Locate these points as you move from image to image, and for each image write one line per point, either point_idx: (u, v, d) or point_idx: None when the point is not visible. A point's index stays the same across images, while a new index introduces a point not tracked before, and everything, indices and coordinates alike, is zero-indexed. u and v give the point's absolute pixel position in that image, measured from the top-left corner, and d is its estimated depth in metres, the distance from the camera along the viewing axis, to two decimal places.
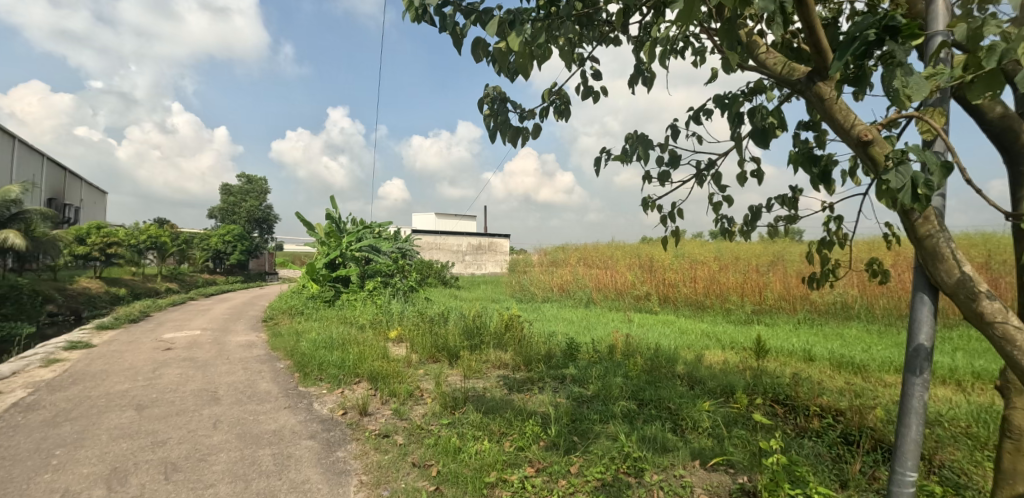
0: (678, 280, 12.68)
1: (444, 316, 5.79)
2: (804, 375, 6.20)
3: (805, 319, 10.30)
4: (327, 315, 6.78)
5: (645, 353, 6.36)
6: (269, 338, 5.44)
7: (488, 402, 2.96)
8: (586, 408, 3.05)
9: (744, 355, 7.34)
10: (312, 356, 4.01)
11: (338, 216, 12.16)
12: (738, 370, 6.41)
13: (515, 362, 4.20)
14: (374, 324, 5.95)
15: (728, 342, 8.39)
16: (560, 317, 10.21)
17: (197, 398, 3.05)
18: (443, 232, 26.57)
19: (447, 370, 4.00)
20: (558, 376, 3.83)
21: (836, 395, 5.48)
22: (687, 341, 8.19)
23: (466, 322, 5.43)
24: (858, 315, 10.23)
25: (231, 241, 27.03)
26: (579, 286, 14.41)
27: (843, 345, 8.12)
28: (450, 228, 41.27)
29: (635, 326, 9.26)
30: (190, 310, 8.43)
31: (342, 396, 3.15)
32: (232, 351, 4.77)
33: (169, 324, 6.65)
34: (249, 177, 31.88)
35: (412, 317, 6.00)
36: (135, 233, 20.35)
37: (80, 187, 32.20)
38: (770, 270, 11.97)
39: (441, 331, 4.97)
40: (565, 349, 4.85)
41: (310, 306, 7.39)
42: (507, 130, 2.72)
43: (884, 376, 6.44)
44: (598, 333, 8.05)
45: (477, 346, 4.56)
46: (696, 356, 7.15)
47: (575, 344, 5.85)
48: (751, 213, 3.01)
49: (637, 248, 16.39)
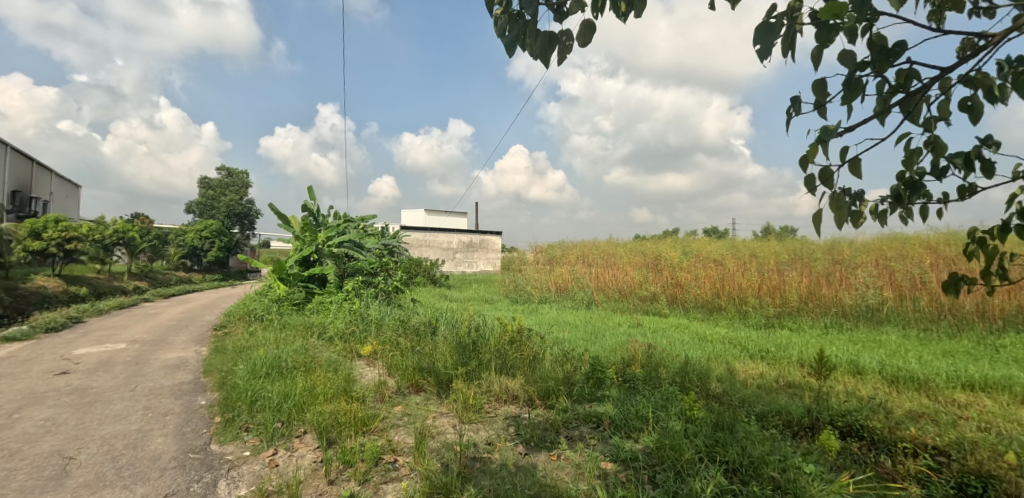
0: (689, 279, 11.65)
1: (431, 328, 4.63)
2: (862, 394, 5.18)
3: (833, 323, 9.29)
4: (291, 324, 5.63)
5: (674, 373, 5.27)
6: (208, 355, 4.27)
7: (499, 482, 1.89)
8: (651, 486, 1.97)
9: (781, 369, 6.30)
10: (244, 389, 2.86)
11: (315, 207, 10.95)
12: (786, 392, 5.34)
13: (528, 395, 3.09)
14: (344, 337, 4.79)
15: (757, 352, 7.34)
16: (564, 322, 9.14)
17: (29, 481, 1.91)
18: (433, 229, 25.33)
19: (434, 409, 2.89)
20: (592, 420, 2.73)
21: (915, 423, 4.45)
22: (713, 350, 7.13)
23: (458, 334, 4.27)
24: (890, 319, 9.23)
25: (208, 237, 25.61)
26: (579, 286, 13.35)
27: (888, 355, 7.14)
28: (438, 224, 40.17)
29: (650, 332, 8.22)
30: (134, 315, 7.20)
31: (270, 466, 2.05)
32: (151, 375, 3.60)
33: (96, 334, 5.45)
34: (230, 170, 30.34)
35: (391, 326, 4.86)
36: (99, 228, 18.92)
37: (50, 180, 30.43)
38: (791, 269, 10.95)
39: (427, 348, 3.83)
40: (587, 374, 3.73)
41: (274, 311, 6.22)
42: (535, 37, 1.60)
43: (956, 395, 5.41)
44: (612, 343, 6.94)
45: (476, 367, 3.44)
46: (730, 371, 6.06)
47: (595, 362, 4.72)
48: (907, 182, 1.97)
49: (641, 245, 15.30)
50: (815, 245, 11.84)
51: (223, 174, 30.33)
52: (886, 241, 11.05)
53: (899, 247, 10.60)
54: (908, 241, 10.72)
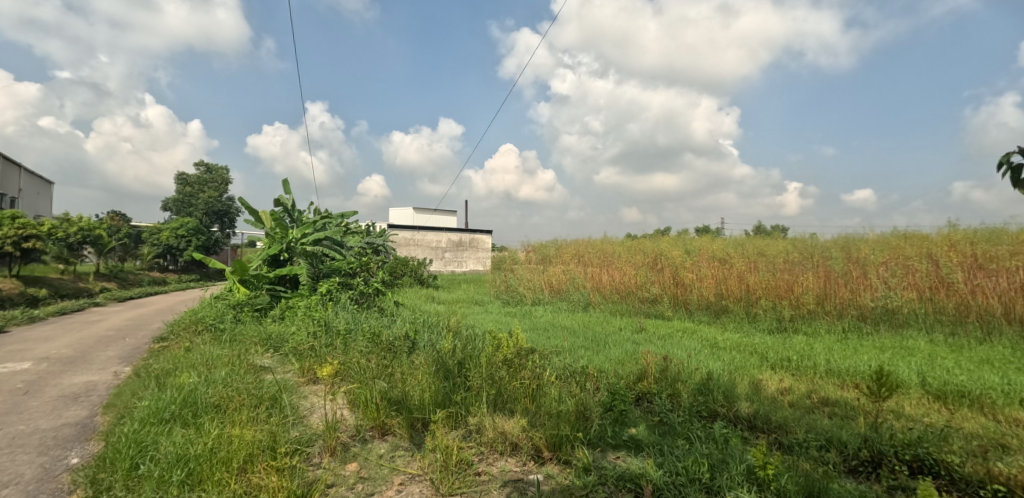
0: (693, 280, 10.90)
1: (409, 341, 3.79)
2: (915, 417, 4.42)
3: (851, 328, 8.60)
4: (246, 336, 4.76)
5: (695, 401, 4.48)
6: (124, 381, 3.40)
7: None
8: None
9: (810, 385, 5.56)
10: (131, 445, 2.03)
11: (290, 202, 10.05)
12: (826, 416, 4.56)
13: (533, 445, 2.30)
14: (302, 353, 3.92)
15: (778, 361, 6.58)
16: (560, 327, 8.34)
17: None
18: (421, 228, 24.41)
19: (401, 469, 2.08)
20: (628, 487, 1.93)
21: (993, 452, 3.69)
22: (730, 359, 6.38)
23: (441, 350, 3.44)
24: (910, 323, 8.56)
25: (184, 236, 24.37)
26: (575, 287, 12.58)
27: (924, 364, 6.42)
28: (426, 222, 39.38)
29: (657, 339, 7.44)
30: (69, 324, 6.25)
31: None
32: (29, 414, 2.74)
33: (5, 349, 4.55)
34: (209, 166, 29.17)
35: (360, 338, 4.01)
36: (63, 225, 17.70)
37: (18, 175, 28.97)
38: (803, 268, 10.24)
39: (402, 373, 3.00)
40: (604, 401, 2.94)
41: (229, 319, 5.34)
42: None
43: (1019, 412, 4.67)
44: (619, 354, 6.13)
45: (461, 400, 2.65)
46: (755, 386, 5.28)
47: (607, 385, 3.91)
48: None
49: (640, 244, 14.53)
50: (827, 244, 11.15)
51: (202, 171, 29.17)
52: (903, 240, 10.37)
53: (917, 244, 9.92)
54: (926, 240, 10.04)
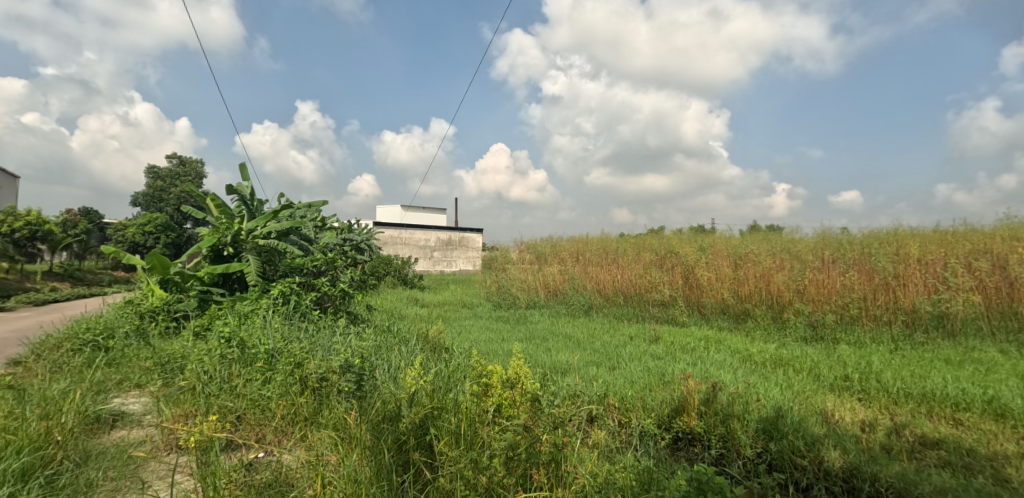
0: (709, 280, 9.61)
1: (353, 373, 2.41)
2: None
3: (901, 337, 7.33)
4: (131, 360, 3.39)
5: (763, 463, 3.15)
6: None
7: None
8: None
9: (894, 417, 4.26)
10: None
11: (248, 190, 8.62)
12: (950, 475, 3.26)
13: None
14: (184, 395, 2.58)
15: (836, 381, 5.29)
16: (563, 336, 6.98)
17: None
18: (407, 226, 22.97)
19: None
20: None
21: None
22: (779, 379, 5.08)
23: (395, 392, 2.08)
24: (968, 330, 7.34)
25: (152, 232, 22.54)
26: (574, 287, 11.24)
27: (1019, 384, 5.17)
28: (412, 220, 38.14)
29: (681, 352, 6.16)
30: None
31: None
32: None
33: None
34: (182, 159, 27.59)
35: (275, 366, 2.63)
36: (6, 219, 15.93)
37: None
38: (835, 266, 9.00)
39: (312, 463, 1.71)
40: (681, 487, 1.77)
41: (121, 332, 3.91)
42: None
43: None
44: (644, 376, 4.75)
45: None
46: (830, 423, 3.94)
47: (653, 452, 2.56)
48: None
49: (644, 241, 13.25)
50: (860, 241, 9.92)
51: (174, 163, 27.60)
52: (948, 234, 9.14)
53: (967, 238, 8.71)
54: (976, 233, 8.83)
